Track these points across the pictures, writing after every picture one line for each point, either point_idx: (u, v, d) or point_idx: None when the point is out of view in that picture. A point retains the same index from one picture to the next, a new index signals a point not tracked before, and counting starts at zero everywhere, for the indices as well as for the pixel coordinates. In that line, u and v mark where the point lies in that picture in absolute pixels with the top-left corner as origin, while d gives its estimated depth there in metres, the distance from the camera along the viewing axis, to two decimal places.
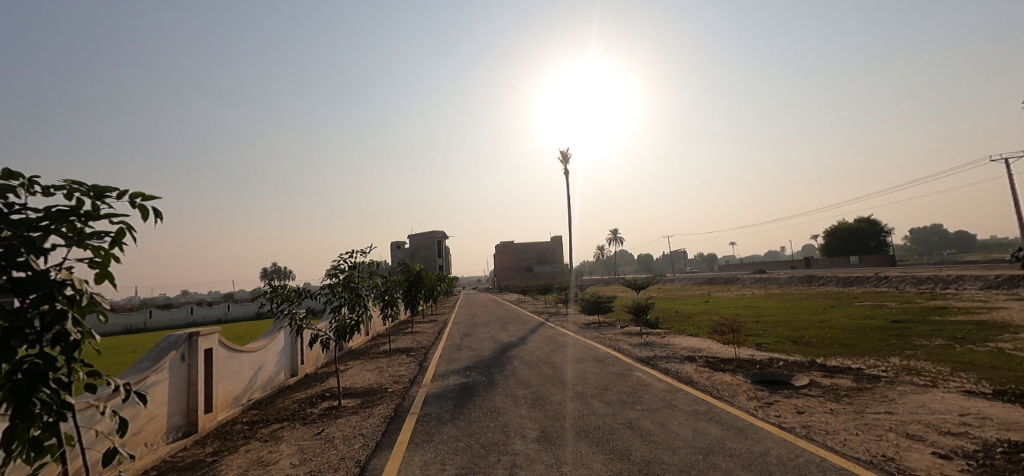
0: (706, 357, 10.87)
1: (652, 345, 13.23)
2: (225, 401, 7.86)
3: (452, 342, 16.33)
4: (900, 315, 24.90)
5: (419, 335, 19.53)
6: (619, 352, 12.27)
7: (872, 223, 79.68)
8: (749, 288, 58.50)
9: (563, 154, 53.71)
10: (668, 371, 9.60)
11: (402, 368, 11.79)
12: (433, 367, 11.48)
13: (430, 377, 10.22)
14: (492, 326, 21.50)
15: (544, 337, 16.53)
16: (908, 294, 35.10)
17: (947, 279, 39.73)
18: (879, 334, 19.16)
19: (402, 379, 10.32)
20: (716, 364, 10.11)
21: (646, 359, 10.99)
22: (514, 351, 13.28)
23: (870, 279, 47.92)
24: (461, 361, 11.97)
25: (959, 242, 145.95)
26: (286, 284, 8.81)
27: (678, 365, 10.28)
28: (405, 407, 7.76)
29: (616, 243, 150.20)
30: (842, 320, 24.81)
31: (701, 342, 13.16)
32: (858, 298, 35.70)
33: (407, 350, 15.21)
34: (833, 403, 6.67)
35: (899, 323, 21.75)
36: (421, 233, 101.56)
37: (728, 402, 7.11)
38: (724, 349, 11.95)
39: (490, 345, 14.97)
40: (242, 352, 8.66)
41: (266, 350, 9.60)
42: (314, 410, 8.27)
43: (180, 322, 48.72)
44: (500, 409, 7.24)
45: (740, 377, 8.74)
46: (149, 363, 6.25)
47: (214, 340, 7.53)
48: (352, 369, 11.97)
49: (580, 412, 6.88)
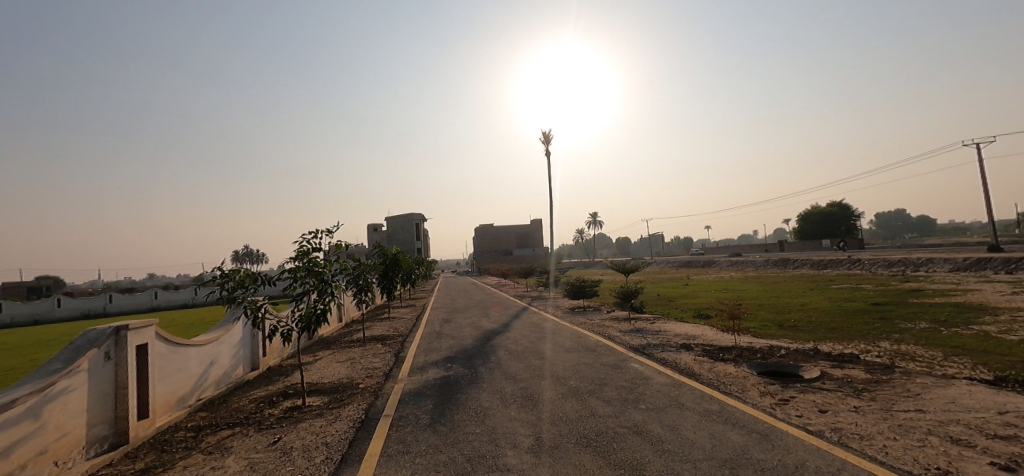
0: (703, 345, 10.24)
1: (643, 331, 12.57)
2: (166, 404, 6.78)
3: (431, 329, 15.39)
4: (879, 298, 25.13)
5: (396, 322, 18.47)
6: (609, 340, 11.53)
7: (844, 207, 81.53)
8: (727, 271, 59.18)
9: (545, 135, 52.57)
10: (666, 362, 8.90)
11: (376, 359, 10.81)
12: (411, 358, 10.52)
13: (407, 371, 9.26)
14: (473, 311, 20.60)
15: (529, 323, 15.75)
16: (882, 277, 35.76)
17: (918, 262, 40.69)
18: (862, 318, 19.10)
19: (376, 372, 9.34)
20: (715, 353, 9.48)
21: (639, 348, 10.26)
22: (498, 339, 12.43)
23: (843, 261, 48.93)
24: (441, 351, 11.06)
25: (921, 226, 151.95)
26: (240, 269, 7.53)
27: (674, 354, 9.61)
28: (378, 407, 6.84)
29: (596, 226, 150.71)
30: (823, 303, 24.87)
31: (693, 328, 12.58)
32: (835, 281, 36.21)
33: (382, 338, 14.19)
34: (855, 399, 6.02)
35: (880, 306, 21.82)
36: (399, 215, 99.39)
37: (740, 398, 6.39)
38: (719, 336, 11.37)
39: (471, 332, 14.09)
40: (188, 346, 7.51)
41: (221, 342, 8.50)
42: (273, 411, 7.24)
43: (144, 307, 46.35)
44: (487, 410, 6.38)
45: (745, 368, 8.08)
46: (60, 365, 5.11)
47: (150, 334, 6.38)
48: (321, 361, 10.95)
49: (577, 413, 6.08)
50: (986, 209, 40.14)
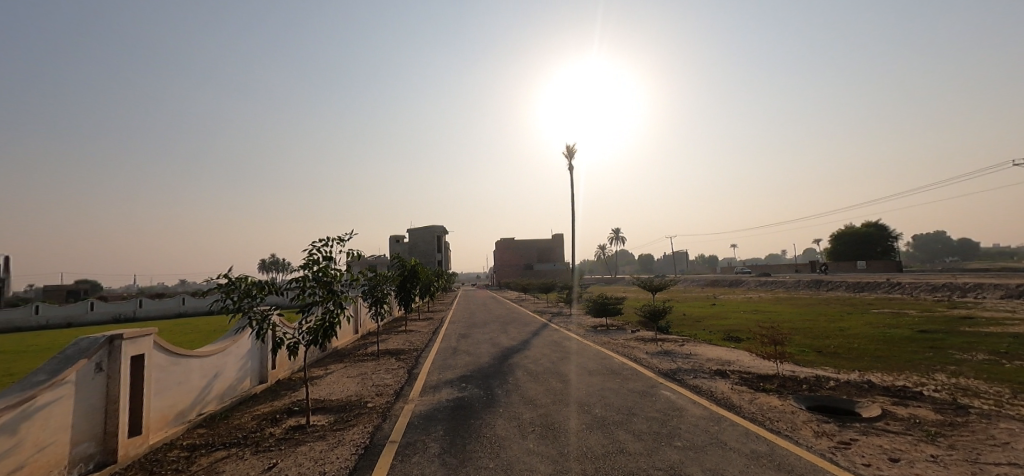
0: (740, 373, 9.37)
1: (672, 354, 11.72)
2: (162, 419, 6.40)
3: (447, 344, 14.85)
4: (926, 324, 23.42)
5: (412, 335, 18.00)
6: (635, 363, 10.75)
7: (880, 227, 78.06)
8: (755, 292, 56.98)
9: (569, 149, 52.15)
10: (700, 390, 8.10)
11: (389, 375, 10.33)
12: (424, 375, 9.97)
13: (418, 390, 8.69)
14: (492, 327, 19.98)
15: (549, 341, 15.05)
16: (926, 302, 33.56)
17: (965, 287, 38.17)
18: (910, 346, 17.66)
19: (386, 390, 8.82)
20: (754, 382, 8.62)
21: (669, 373, 9.45)
22: (516, 358, 11.78)
23: (881, 284, 46.42)
24: (456, 369, 10.48)
25: (964, 249, 144.51)
26: (247, 277, 7.08)
27: (708, 381, 8.79)
28: (383, 432, 6.30)
29: (618, 242, 148.65)
30: (863, 328, 23.31)
31: (727, 352, 11.68)
32: (873, 305, 34.17)
33: (397, 352, 13.71)
34: (932, 447, 5.15)
35: (928, 334, 20.23)
36: (420, 227, 100.12)
37: (791, 438, 5.60)
38: (757, 362, 10.46)
39: (489, 349, 13.49)
40: (190, 357, 7.16)
41: (226, 353, 8.14)
42: (273, 431, 6.77)
43: (172, 313, 47.41)
44: (502, 440, 5.76)
45: (792, 401, 7.23)
46: (45, 376, 4.77)
47: (147, 344, 6.03)
48: (332, 375, 10.53)
49: (604, 449, 5.40)
50: None
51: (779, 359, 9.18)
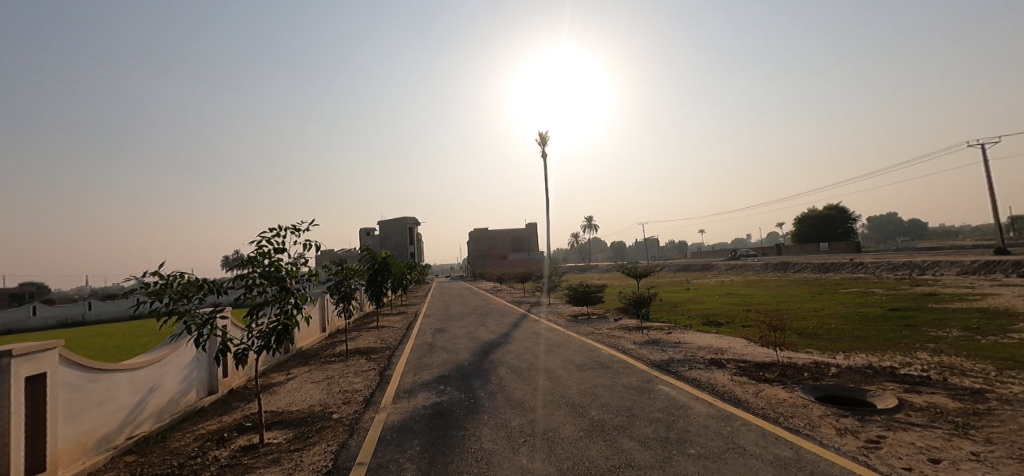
0: (736, 362, 8.86)
1: (661, 343, 11.15)
2: (77, 449, 5.28)
3: (423, 340, 13.90)
4: (895, 303, 23.86)
5: (384, 331, 16.94)
6: (624, 354, 10.11)
7: (841, 210, 80.91)
8: (726, 275, 58.04)
9: (542, 137, 51.36)
10: (699, 383, 7.51)
11: (358, 378, 9.35)
12: (397, 377, 9.04)
13: (391, 396, 7.76)
14: (469, 319, 19.11)
15: (530, 333, 14.32)
16: (890, 281, 34.59)
17: (924, 265, 39.65)
18: (886, 324, 17.78)
19: (354, 397, 7.85)
20: (754, 372, 8.10)
21: (663, 366, 8.83)
22: (497, 354, 10.97)
23: (846, 265, 47.91)
24: (433, 368, 9.61)
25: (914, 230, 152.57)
26: (183, 275, 5.90)
27: (705, 372, 8.23)
28: (350, 451, 5.38)
29: (592, 231, 149.87)
30: (837, 308, 23.60)
31: (717, 339, 11.21)
32: (842, 285, 35.02)
33: (368, 352, 12.69)
34: (970, 443, 4.63)
35: (900, 312, 20.57)
36: (392, 219, 97.68)
37: (813, 437, 5.01)
38: (749, 349, 10.00)
39: (467, 344, 12.65)
40: (116, 371, 6.02)
41: (164, 364, 7.01)
42: (217, 455, 5.73)
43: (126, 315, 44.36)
44: (490, 456, 4.95)
45: (800, 392, 6.72)
46: None
47: (51, 359, 4.88)
48: (293, 381, 9.47)
49: (610, 461, 4.66)
50: (992, 211, 39.20)
51: (777, 347, 8.72)
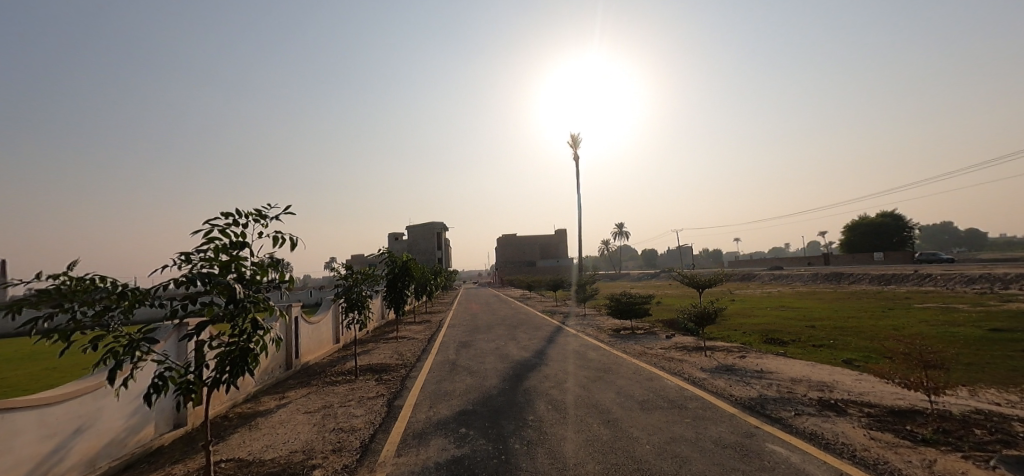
0: (858, 406, 6.56)
1: (738, 372, 8.91)
2: None
3: (444, 357, 12.03)
4: (991, 321, 20.47)
5: (403, 344, 15.17)
6: (695, 386, 7.91)
7: (896, 218, 75.02)
8: (771, 286, 54.17)
9: (574, 139, 49.47)
10: (823, 440, 5.31)
11: (361, 410, 7.49)
12: (408, 412, 7.16)
13: (395, 442, 5.85)
14: (498, 332, 17.18)
15: (570, 352, 12.26)
16: (971, 295, 30.53)
17: (1005, 277, 35.17)
18: (996, 349, 14.72)
19: (348, 442, 5.97)
20: (895, 424, 5.79)
21: (756, 408, 6.59)
22: (533, 380, 8.97)
23: (909, 276, 43.54)
24: (454, 399, 7.69)
25: (972, 240, 141.73)
26: (101, 278, 4.19)
27: (822, 421, 5.99)
28: None
29: (622, 238, 145.67)
30: (920, 326, 20.42)
31: (811, 370, 8.82)
32: (912, 299, 31.24)
33: (380, 370, 10.92)
34: None
35: (1005, 333, 17.34)
36: (419, 225, 97.11)
37: None
38: (864, 385, 7.64)
39: (496, 364, 10.71)
40: (20, 410, 4.40)
41: (102, 395, 5.40)
42: None
43: None
44: None
45: (1000, 468, 4.44)
46: None
47: None
48: (283, 410, 7.74)
49: None
50: None
51: (930, 391, 6.08)
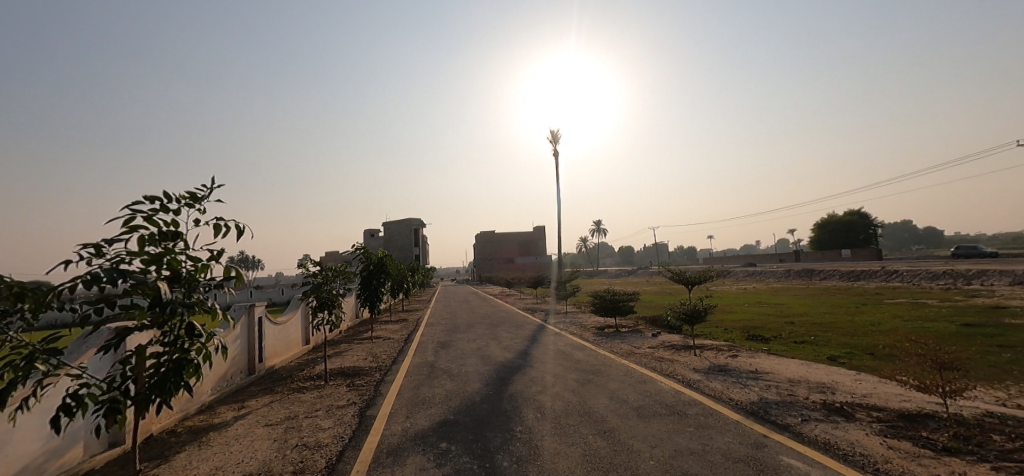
0: (866, 410, 6.18)
1: (733, 373, 8.48)
2: None
3: (421, 359, 11.29)
4: (963, 317, 20.85)
5: (378, 345, 14.34)
6: (691, 389, 7.43)
7: (863, 216, 77.45)
8: (747, 282, 55.05)
9: (554, 135, 49.05)
10: (840, 450, 4.86)
11: (328, 422, 6.72)
12: (382, 423, 6.44)
13: (367, 462, 5.12)
14: (479, 331, 16.52)
15: (555, 352, 11.70)
16: (938, 291, 31.38)
17: (968, 273, 36.42)
18: (973, 344, 14.84)
19: (312, 463, 5.22)
20: (910, 430, 5.40)
21: (761, 414, 6.13)
22: (519, 384, 8.35)
23: (877, 272, 44.76)
24: (433, 407, 7.00)
25: (931, 238, 148.35)
26: None
27: (833, 428, 5.57)
28: None
29: (599, 235, 146.47)
30: (897, 321, 20.64)
31: (808, 371, 8.46)
32: (884, 294, 31.92)
33: (352, 375, 10.11)
34: None
35: (979, 328, 17.59)
36: (396, 221, 95.27)
37: None
38: (866, 386, 7.29)
39: (478, 367, 10.06)
40: None
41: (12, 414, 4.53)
42: None
43: None
44: None
45: None
46: None
47: None
48: (240, 423, 6.89)
49: None
50: None
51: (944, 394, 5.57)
